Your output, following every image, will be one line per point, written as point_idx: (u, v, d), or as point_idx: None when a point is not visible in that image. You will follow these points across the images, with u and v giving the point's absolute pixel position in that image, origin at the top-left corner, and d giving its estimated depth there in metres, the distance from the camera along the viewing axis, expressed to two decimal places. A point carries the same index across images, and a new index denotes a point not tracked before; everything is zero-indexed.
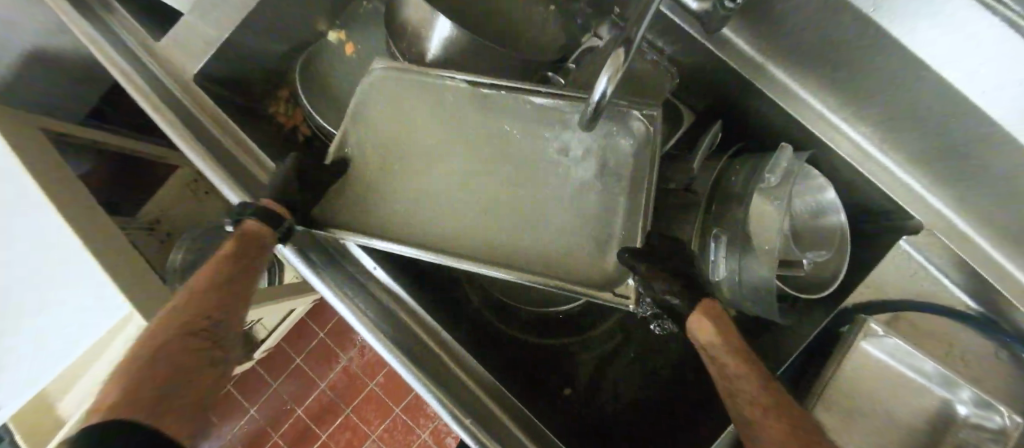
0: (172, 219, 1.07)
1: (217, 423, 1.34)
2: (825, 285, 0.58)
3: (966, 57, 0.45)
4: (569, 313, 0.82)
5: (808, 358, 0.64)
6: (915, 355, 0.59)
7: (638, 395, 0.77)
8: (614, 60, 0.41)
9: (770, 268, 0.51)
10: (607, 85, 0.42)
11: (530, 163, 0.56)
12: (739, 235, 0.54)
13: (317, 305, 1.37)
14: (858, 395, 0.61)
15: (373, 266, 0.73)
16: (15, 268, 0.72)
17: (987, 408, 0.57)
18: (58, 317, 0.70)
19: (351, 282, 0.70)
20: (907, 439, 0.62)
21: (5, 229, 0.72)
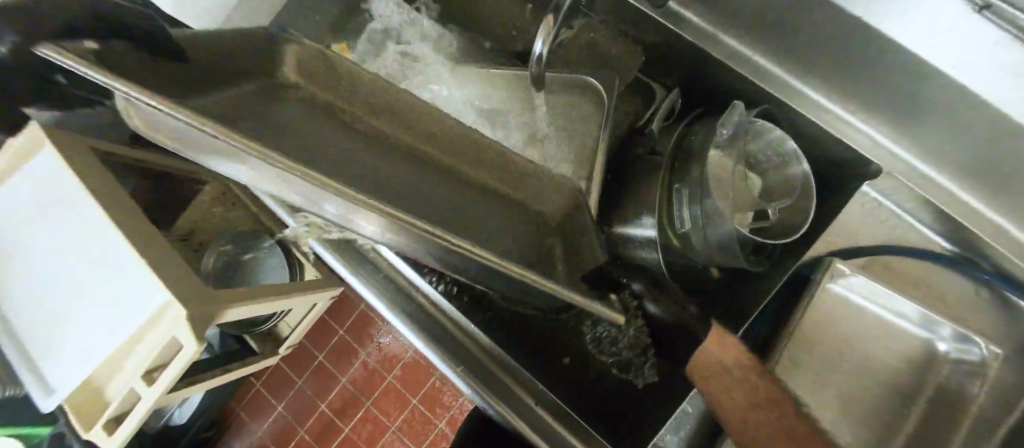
0: (205, 232, 1.20)
1: (249, 420, 1.43)
2: (793, 232, 0.61)
3: (910, 15, 0.49)
4: None
5: (778, 312, 0.65)
6: (887, 295, 0.61)
7: None
8: (545, 28, 0.48)
9: (726, 212, 0.56)
10: (542, 46, 0.49)
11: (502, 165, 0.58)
12: (698, 186, 0.59)
13: (337, 305, 1.44)
14: (836, 338, 0.64)
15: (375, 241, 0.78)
16: (71, 257, 0.81)
17: (965, 342, 0.59)
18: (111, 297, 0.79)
19: (360, 258, 0.78)
20: (892, 382, 0.63)
21: (59, 225, 0.81)
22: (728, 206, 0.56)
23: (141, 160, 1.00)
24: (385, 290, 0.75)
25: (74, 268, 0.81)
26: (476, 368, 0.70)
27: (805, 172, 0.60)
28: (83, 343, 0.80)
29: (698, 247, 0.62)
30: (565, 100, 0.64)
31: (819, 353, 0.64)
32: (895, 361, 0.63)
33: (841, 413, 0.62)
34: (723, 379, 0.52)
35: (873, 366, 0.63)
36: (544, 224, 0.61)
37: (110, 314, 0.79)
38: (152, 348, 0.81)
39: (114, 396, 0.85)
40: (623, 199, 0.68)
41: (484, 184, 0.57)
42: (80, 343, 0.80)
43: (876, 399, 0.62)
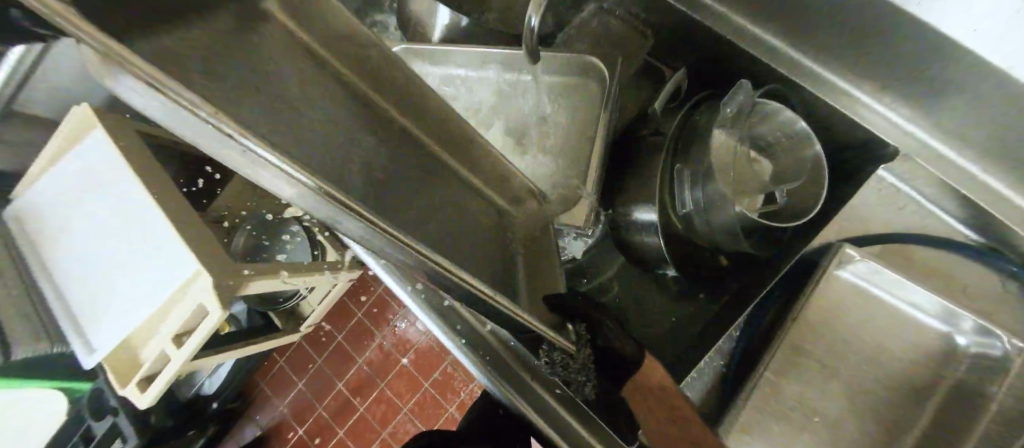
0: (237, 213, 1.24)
1: (272, 396, 1.49)
2: (802, 215, 0.60)
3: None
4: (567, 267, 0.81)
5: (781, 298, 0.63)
6: (901, 284, 0.58)
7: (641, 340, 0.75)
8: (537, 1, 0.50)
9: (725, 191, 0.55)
10: (534, 18, 0.51)
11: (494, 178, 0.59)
12: (699, 165, 0.58)
13: (357, 287, 1.50)
14: (845, 327, 0.62)
15: None
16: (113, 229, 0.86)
17: (987, 335, 0.55)
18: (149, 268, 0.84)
19: None
20: (907, 374, 0.60)
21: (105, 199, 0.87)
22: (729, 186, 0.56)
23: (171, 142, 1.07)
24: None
25: (116, 240, 0.86)
26: None
27: (817, 153, 0.58)
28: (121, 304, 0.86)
29: (699, 228, 0.62)
30: (573, 90, 0.66)
31: (827, 342, 0.62)
32: (911, 355, 0.60)
33: (848, 404, 0.60)
34: (652, 396, 0.56)
35: (887, 359, 0.61)
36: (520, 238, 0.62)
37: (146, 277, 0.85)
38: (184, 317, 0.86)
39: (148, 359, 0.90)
40: (627, 182, 0.68)
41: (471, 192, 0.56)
42: (120, 310, 0.86)
43: (888, 391, 0.60)
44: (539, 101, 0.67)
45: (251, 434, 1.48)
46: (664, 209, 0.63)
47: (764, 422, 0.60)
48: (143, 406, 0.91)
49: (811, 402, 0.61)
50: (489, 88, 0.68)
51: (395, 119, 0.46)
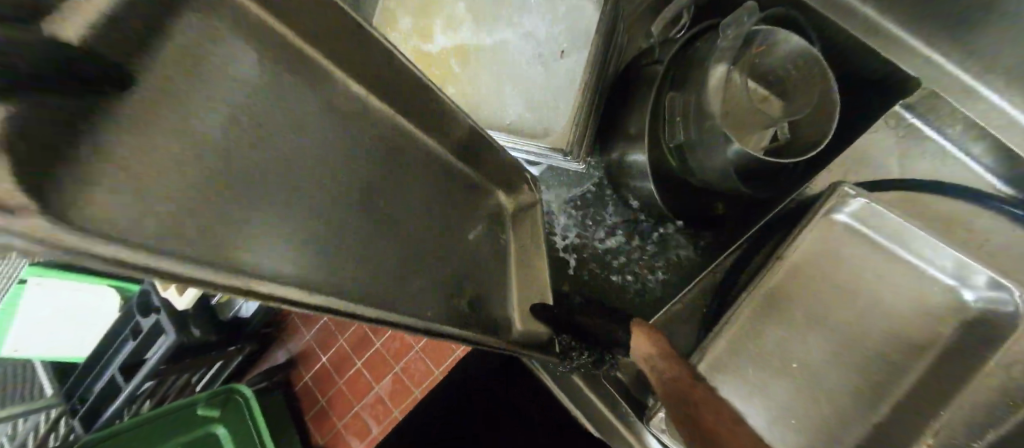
0: None
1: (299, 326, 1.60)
2: (810, 149, 0.57)
3: None
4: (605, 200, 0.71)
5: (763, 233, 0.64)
6: (901, 229, 0.55)
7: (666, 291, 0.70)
8: None
9: (715, 117, 0.53)
10: None
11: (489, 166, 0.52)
12: (693, 93, 0.56)
13: None
14: (834, 273, 0.60)
15: None
16: None
17: (998, 290, 0.51)
18: None
19: None
20: (903, 330, 0.57)
21: None
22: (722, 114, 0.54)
23: None
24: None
25: None
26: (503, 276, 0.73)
27: (829, 82, 0.54)
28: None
29: (692, 162, 0.60)
30: (574, 24, 0.65)
31: (814, 288, 0.60)
32: (913, 311, 0.57)
33: (835, 354, 0.59)
34: (654, 358, 0.50)
35: (884, 311, 0.58)
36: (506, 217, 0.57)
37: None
38: None
39: None
40: (623, 115, 0.66)
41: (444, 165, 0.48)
42: None
43: (883, 347, 0.57)
44: (539, 33, 0.65)
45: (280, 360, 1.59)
46: (657, 139, 0.61)
47: (738, 364, 0.60)
48: None
49: (792, 350, 0.60)
50: (486, 21, 0.66)
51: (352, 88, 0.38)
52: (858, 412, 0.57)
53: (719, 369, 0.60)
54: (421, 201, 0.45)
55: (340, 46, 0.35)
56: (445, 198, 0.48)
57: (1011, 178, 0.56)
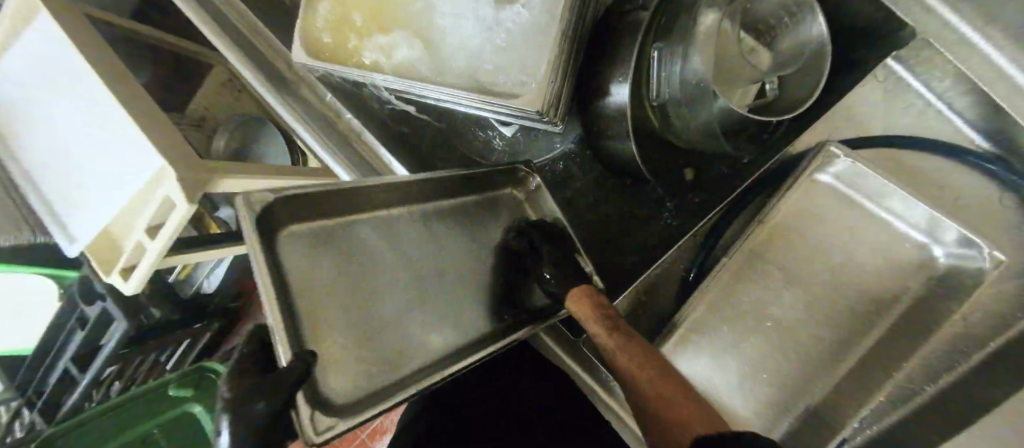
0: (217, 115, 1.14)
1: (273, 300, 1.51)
2: (796, 107, 0.55)
3: None
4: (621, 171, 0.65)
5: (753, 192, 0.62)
6: (878, 186, 0.54)
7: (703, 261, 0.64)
8: None
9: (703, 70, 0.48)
10: None
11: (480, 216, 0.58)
12: (677, 40, 0.50)
13: None
14: (811, 232, 0.59)
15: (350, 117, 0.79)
16: (80, 128, 0.82)
17: (968, 247, 0.52)
18: (113, 165, 0.81)
19: (340, 142, 0.80)
20: (874, 289, 0.58)
21: (68, 93, 0.81)
22: (711, 70, 0.48)
23: (145, 36, 1.05)
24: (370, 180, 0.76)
25: (84, 138, 0.82)
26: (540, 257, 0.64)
27: (822, 34, 0.50)
28: (103, 198, 0.83)
29: (676, 122, 0.55)
30: None
31: (791, 248, 0.60)
32: (882, 270, 0.58)
33: (808, 313, 0.59)
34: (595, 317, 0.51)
35: (857, 269, 0.58)
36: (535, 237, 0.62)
37: (119, 179, 0.80)
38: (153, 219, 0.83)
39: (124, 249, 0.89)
40: (603, 71, 0.59)
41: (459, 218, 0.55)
42: (91, 205, 0.84)
43: (854, 304, 0.58)
44: None
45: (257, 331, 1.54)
46: (639, 96, 0.56)
47: (713, 326, 0.61)
48: (129, 291, 0.91)
49: (766, 310, 0.60)
50: None
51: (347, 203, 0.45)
52: (827, 367, 0.58)
53: (695, 332, 0.61)
54: (456, 259, 0.53)
55: (343, 203, 0.45)
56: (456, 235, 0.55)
57: (990, 133, 0.54)
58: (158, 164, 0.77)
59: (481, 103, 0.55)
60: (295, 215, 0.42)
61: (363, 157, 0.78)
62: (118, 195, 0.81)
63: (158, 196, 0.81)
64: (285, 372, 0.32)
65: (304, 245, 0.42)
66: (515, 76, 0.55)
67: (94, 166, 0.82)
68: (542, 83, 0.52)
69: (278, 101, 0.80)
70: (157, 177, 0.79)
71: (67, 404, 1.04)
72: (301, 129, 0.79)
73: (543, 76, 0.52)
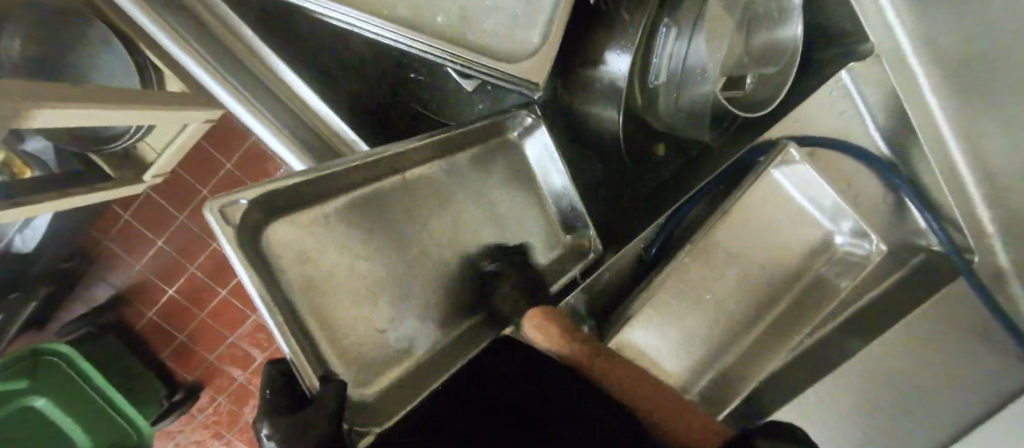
0: None
1: (122, 256, 1.20)
2: (766, 102, 0.58)
3: None
4: (604, 153, 0.61)
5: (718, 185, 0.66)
6: (812, 182, 0.64)
7: (667, 239, 0.67)
8: None
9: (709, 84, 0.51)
10: None
11: (473, 200, 0.49)
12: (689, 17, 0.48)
13: (220, 131, 1.15)
14: (756, 216, 0.66)
15: (255, 41, 0.59)
16: None
17: (861, 237, 0.67)
18: None
19: (245, 79, 0.59)
20: (790, 261, 0.70)
21: None
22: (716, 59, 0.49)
23: None
24: (296, 133, 0.59)
25: None
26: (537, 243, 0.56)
27: (796, 37, 0.54)
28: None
29: (661, 106, 0.55)
30: None
31: (740, 232, 0.66)
32: (798, 248, 0.70)
33: (742, 285, 0.69)
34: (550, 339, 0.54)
35: (775, 248, 0.69)
36: (536, 219, 0.55)
37: None
38: None
39: None
40: (594, 37, 0.52)
41: (443, 203, 0.47)
42: None
43: (770, 276, 0.70)
44: None
45: (102, 297, 1.20)
46: (635, 72, 0.51)
47: (669, 300, 0.67)
48: None
49: (712, 285, 0.68)
50: None
51: (317, 191, 0.37)
52: (744, 328, 0.71)
53: (655, 306, 0.66)
54: (447, 243, 0.47)
55: (323, 189, 0.37)
56: (448, 226, 0.47)
57: (892, 143, 0.68)
58: None
59: (462, 61, 0.45)
60: (276, 212, 0.34)
61: (282, 101, 0.60)
62: None
63: None
64: (315, 406, 0.29)
65: (291, 233, 0.35)
66: (511, 41, 0.45)
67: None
68: (543, 50, 0.44)
69: (139, 8, 0.55)
70: None
71: None
72: (180, 51, 0.56)
73: (545, 41, 0.44)
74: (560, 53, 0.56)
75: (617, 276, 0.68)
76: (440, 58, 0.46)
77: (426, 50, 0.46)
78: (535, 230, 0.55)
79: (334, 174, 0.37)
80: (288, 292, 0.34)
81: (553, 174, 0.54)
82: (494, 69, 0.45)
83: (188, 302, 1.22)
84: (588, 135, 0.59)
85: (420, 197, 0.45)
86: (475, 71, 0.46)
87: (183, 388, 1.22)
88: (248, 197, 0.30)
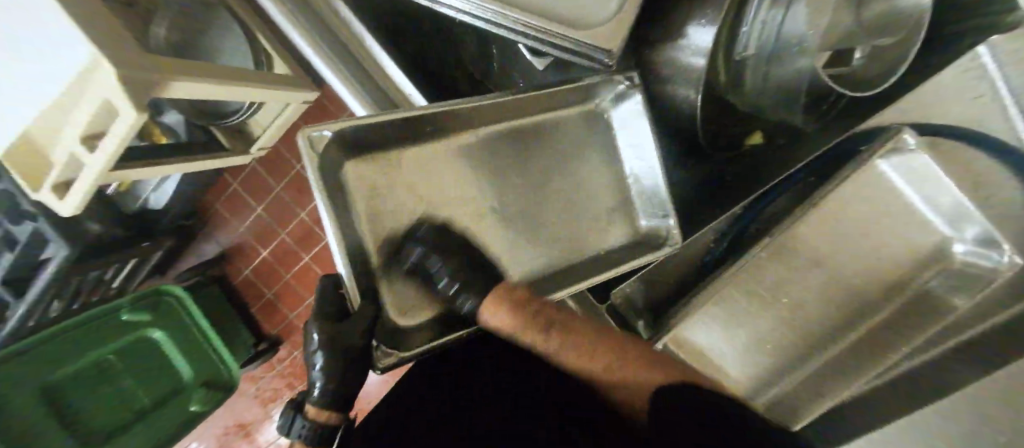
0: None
1: (228, 218, 1.36)
2: (876, 81, 0.52)
3: None
4: (674, 133, 0.59)
5: (811, 176, 0.59)
6: (930, 174, 0.55)
7: (741, 233, 0.62)
8: None
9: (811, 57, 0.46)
10: None
11: (533, 167, 0.52)
12: None
13: (315, 110, 1.25)
14: (852, 213, 0.59)
15: (341, 7, 0.59)
16: None
17: (988, 245, 0.57)
18: (12, 52, 0.57)
19: (332, 41, 0.59)
20: (893, 269, 0.62)
21: None
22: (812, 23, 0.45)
23: None
24: (372, 93, 0.58)
25: None
26: (599, 221, 0.55)
27: (921, 3, 0.46)
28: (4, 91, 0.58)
29: (750, 83, 0.52)
30: None
31: (831, 229, 0.60)
32: (903, 256, 0.62)
33: (830, 290, 0.62)
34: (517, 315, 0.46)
35: (875, 253, 0.61)
36: (597, 201, 0.55)
37: (26, 69, 0.57)
38: (78, 134, 0.62)
39: (42, 168, 0.67)
40: (676, 11, 0.49)
41: (502, 166, 0.50)
42: None
43: (866, 283, 0.62)
44: None
45: (211, 251, 1.39)
46: (717, 43, 0.49)
47: (739, 297, 0.62)
48: (67, 215, 0.72)
49: (791, 286, 0.62)
50: None
51: (392, 131, 0.41)
52: (825, 340, 0.63)
53: (723, 302, 0.62)
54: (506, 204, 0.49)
55: (396, 133, 0.42)
56: (506, 188, 0.50)
57: None
58: (84, 57, 0.54)
59: (538, 31, 0.45)
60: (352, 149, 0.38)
61: (361, 64, 0.59)
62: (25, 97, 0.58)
63: (89, 105, 0.58)
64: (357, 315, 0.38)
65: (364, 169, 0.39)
66: (588, 8, 0.45)
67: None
68: (617, 17, 0.44)
69: None
70: (84, 78, 0.56)
71: None
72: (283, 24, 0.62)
73: (619, 11, 0.44)
74: (639, 27, 0.54)
75: (680, 264, 0.66)
76: (509, 30, 0.46)
77: (499, 21, 0.46)
78: (594, 205, 0.54)
79: (406, 123, 0.41)
80: (355, 233, 0.37)
81: (636, 164, 0.54)
82: (567, 37, 0.44)
83: (277, 263, 1.35)
84: (660, 115, 0.58)
85: (483, 160, 0.49)
86: (547, 40, 0.46)
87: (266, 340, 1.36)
88: (331, 130, 0.35)
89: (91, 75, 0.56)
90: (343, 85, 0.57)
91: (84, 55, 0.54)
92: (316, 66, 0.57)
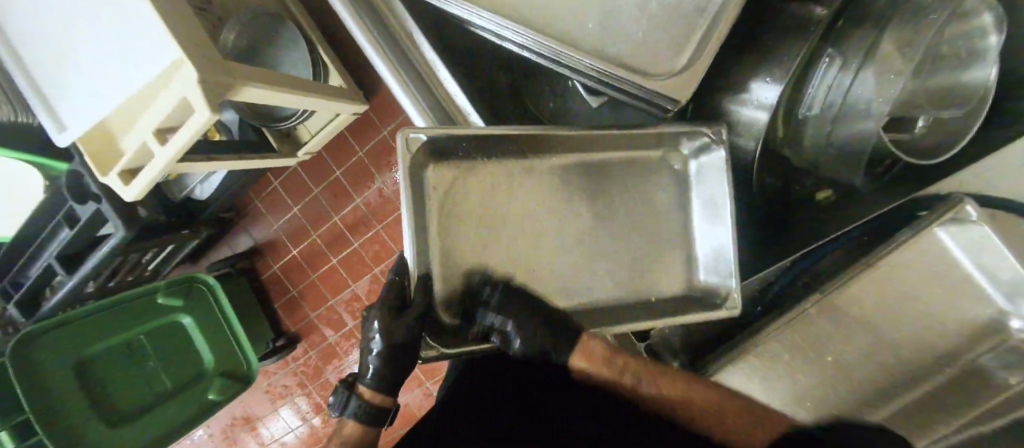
0: None
1: (265, 215, 1.40)
2: (935, 152, 0.52)
3: None
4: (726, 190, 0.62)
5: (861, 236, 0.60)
6: (990, 246, 0.55)
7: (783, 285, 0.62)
8: None
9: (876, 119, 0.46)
10: None
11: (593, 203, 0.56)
12: (858, 51, 0.47)
13: (358, 122, 1.30)
14: (905, 279, 0.58)
15: (413, 27, 0.61)
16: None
17: None
18: (102, 47, 0.60)
19: (402, 57, 0.61)
20: (941, 341, 0.60)
21: None
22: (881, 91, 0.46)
23: None
24: (435, 113, 0.60)
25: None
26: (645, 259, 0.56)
27: (987, 81, 0.47)
28: (95, 80, 0.61)
29: (807, 143, 0.53)
30: None
31: (882, 294, 0.59)
32: (954, 329, 0.60)
33: (874, 355, 0.61)
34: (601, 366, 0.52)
35: (926, 323, 0.60)
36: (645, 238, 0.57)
37: (110, 63, 0.60)
38: (151, 127, 0.65)
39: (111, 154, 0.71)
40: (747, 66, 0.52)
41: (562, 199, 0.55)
42: (66, 96, 0.64)
43: (912, 353, 0.60)
44: None
45: (243, 245, 1.42)
46: (781, 102, 0.52)
47: (778, 350, 0.61)
48: (129, 200, 0.75)
49: (834, 347, 0.61)
50: None
51: (472, 147, 0.49)
52: (863, 404, 0.62)
53: (761, 354, 0.61)
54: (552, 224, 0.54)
55: (475, 149, 0.50)
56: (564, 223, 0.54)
57: None
58: (170, 57, 0.57)
59: (607, 76, 0.47)
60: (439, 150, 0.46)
61: (426, 82, 0.61)
62: (107, 89, 0.61)
63: (166, 103, 0.61)
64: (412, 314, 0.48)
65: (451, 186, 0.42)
66: (658, 59, 0.46)
67: (84, 29, 0.60)
68: (686, 70, 0.45)
69: None
70: (167, 77, 0.59)
71: (45, 306, 0.94)
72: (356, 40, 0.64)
73: (688, 65, 0.45)
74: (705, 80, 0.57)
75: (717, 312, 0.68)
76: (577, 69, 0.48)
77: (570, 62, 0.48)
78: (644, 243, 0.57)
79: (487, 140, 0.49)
80: None
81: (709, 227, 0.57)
82: (635, 84, 0.46)
83: (306, 263, 1.38)
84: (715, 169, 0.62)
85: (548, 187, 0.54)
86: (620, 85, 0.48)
87: (285, 336, 1.39)
88: (423, 134, 0.43)
89: (174, 74, 0.59)
90: (410, 102, 0.59)
91: (172, 55, 0.57)
92: (386, 81, 0.59)
